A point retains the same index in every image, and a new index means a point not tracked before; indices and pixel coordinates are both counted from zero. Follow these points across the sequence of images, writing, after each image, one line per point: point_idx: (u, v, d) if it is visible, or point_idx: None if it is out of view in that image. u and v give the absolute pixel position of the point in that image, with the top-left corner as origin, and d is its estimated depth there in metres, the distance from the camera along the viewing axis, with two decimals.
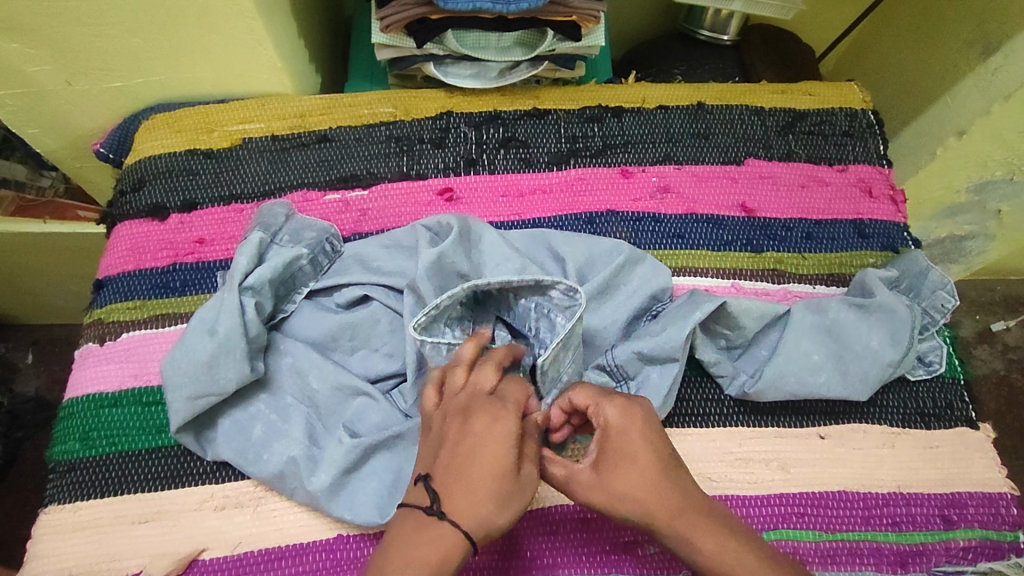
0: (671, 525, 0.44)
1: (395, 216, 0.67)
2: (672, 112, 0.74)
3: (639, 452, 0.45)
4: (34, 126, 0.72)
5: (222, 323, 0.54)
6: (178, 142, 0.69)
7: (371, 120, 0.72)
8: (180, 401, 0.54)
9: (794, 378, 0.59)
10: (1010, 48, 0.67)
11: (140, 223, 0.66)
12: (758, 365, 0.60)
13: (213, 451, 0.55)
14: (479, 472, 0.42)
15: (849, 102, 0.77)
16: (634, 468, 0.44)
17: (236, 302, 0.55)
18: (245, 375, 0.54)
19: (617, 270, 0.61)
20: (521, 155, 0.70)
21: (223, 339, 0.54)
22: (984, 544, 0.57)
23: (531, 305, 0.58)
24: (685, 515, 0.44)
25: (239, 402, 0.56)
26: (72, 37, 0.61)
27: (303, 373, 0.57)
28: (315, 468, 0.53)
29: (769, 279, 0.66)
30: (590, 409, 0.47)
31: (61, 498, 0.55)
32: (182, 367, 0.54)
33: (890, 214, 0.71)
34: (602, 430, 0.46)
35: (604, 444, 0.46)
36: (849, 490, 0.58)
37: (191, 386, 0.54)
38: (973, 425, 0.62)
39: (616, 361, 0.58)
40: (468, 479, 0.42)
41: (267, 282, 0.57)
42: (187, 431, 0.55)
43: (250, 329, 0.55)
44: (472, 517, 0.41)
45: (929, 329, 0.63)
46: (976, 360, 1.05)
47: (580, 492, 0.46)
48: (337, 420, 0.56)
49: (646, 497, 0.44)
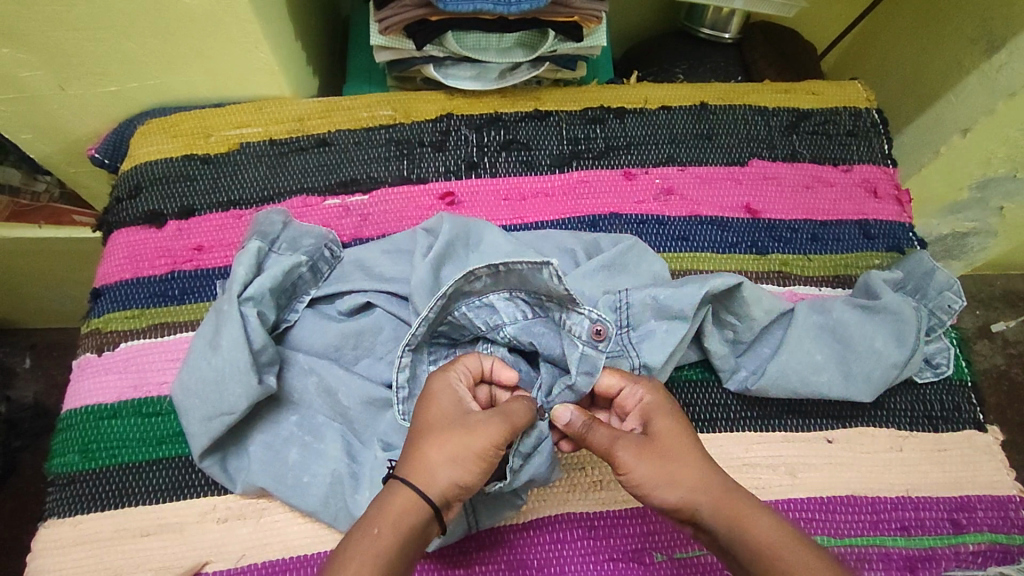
0: (716, 507, 0.45)
1: (397, 222, 0.66)
2: (675, 113, 0.73)
3: (680, 433, 0.48)
4: (28, 131, 0.71)
5: (225, 338, 0.54)
6: (175, 147, 0.68)
7: (370, 124, 0.71)
8: (197, 424, 0.53)
9: (796, 377, 0.58)
10: (1014, 45, 0.67)
11: (136, 230, 0.65)
12: (762, 362, 0.60)
13: (242, 483, 0.54)
14: (433, 424, 0.46)
15: (852, 101, 0.76)
16: (679, 447, 0.47)
17: (236, 314, 0.54)
18: (254, 390, 0.53)
19: (624, 253, 0.60)
20: (523, 157, 0.70)
21: (226, 351, 0.53)
22: (994, 548, 0.57)
23: (465, 308, 0.55)
24: (736, 499, 0.45)
25: (266, 426, 0.56)
26: (64, 42, 0.60)
27: (332, 392, 0.56)
28: (357, 486, 0.53)
29: (774, 282, 0.66)
30: (624, 389, 0.51)
31: (60, 511, 0.54)
32: (193, 389, 0.54)
33: (895, 215, 0.70)
34: (641, 407, 0.50)
35: (649, 420, 0.49)
36: (857, 494, 0.57)
37: (204, 408, 0.53)
38: (981, 428, 0.62)
39: (629, 301, 0.57)
40: (427, 438, 0.45)
41: (268, 291, 0.57)
42: (212, 456, 0.54)
43: (253, 340, 0.54)
44: (427, 479, 0.43)
45: (936, 331, 0.63)
46: (978, 355, 1.05)
47: (627, 458, 0.46)
48: (372, 435, 0.55)
49: (693, 476, 0.45)
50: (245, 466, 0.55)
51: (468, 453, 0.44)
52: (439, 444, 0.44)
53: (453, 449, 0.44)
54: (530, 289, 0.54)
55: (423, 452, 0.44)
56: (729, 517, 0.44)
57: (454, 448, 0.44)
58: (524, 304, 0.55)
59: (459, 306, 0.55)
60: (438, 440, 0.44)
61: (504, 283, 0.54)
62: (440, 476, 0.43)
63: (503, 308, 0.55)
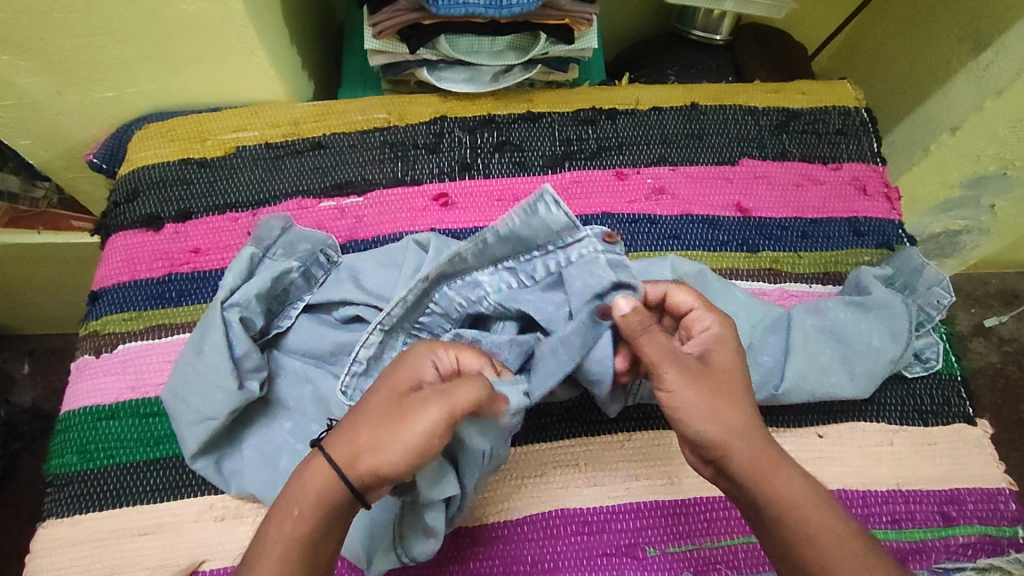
0: (747, 460, 0.44)
1: (391, 223, 0.67)
2: (666, 114, 0.74)
3: (734, 372, 0.47)
4: (26, 137, 0.72)
5: (208, 343, 0.54)
6: (172, 151, 0.69)
7: (365, 126, 0.72)
8: (185, 427, 0.54)
9: (813, 382, 0.58)
10: (1002, 44, 0.68)
11: (135, 233, 0.66)
12: (769, 371, 0.58)
13: (236, 485, 0.55)
14: (371, 403, 0.43)
15: (842, 100, 0.77)
16: (729, 387, 0.46)
17: (219, 320, 0.55)
18: (235, 394, 0.53)
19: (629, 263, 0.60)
20: (516, 159, 0.70)
21: (208, 357, 0.54)
22: (983, 540, 0.57)
23: (448, 288, 0.55)
24: (771, 453, 0.45)
25: (257, 431, 0.56)
26: (62, 48, 0.61)
27: (325, 400, 0.57)
28: None
29: (765, 279, 0.67)
30: (693, 311, 0.50)
31: (58, 512, 0.55)
32: (179, 394, 0.55)
33: (884, 212, 0.71)
34: (704, 336, 0.49)
35: (709, 351, 0.48)
36: (848, 488, 0.58)
37: (190, 412, 0.54)
38: (971, 422, 0.62)
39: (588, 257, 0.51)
40: (359, 417, 0.42)
41: (253, 298, 0.57)
42: (205, 458, 0.55)
43: (236, 347, 0.55)
44: (349, 458, 0.41)
45: (925, 326, 0.63)
46: (973, 353, 1.06)
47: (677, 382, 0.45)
48: None
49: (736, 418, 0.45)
50: (238, 469, 0.55)
51: (399, 446, 0.40)
52: (371, 424, 0.41)
53: (384, 435, 0.41)
54: (517, 245, 0.53)
55: (353, 434, 0.42)
56: (763, 470, 0.44)
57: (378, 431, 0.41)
58: (509, 274, 0.55)
59: (443, 286, 0.55)
60: (374, 422, 0.41)
61: (490, 253, 0.54)
62: (363, 460, 0.41)
63: (487, 280, 0.55)
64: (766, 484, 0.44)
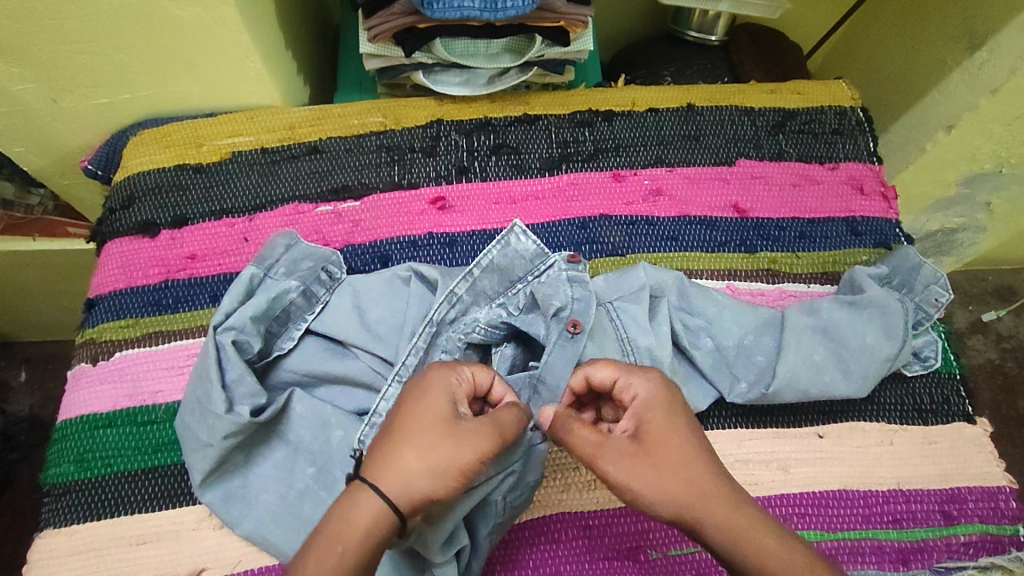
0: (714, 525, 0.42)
1: (387, 227, 0.67)
2: (662, 115, 0.74)
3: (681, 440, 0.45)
4: (21, 144, 0.71)
5: (201, 369, 0.55)
6: (167, 157, 0.69)
7: (361, 131, 0.71)
8: (188, 454, 0.54)
9: (806, 380, 0.58)
10: (996, 42, 0.68)
11: (131, 240, 0.65)
12: (758, 371, 0.59)
13: (233, 516, 0.54)
14: (409, 428, 0.42)
15: (838, 100, 0.77)
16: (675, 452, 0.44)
17: (211, 346, 0.55)
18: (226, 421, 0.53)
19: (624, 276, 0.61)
20: (513, 161, 0.70)
21: (201, 384, 0.54)
22: (984, 538, 0.58)
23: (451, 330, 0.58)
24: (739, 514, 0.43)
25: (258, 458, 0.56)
26: (55, 55, 0.60)
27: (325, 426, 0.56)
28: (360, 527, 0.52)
29: (763, 279, 0.67)
30: (619, 381, 0.49)
31: (55, 521, 0.55)
32: (181, 421, 0.55)
33: (881, 212, 0.71)
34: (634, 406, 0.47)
35: (643, 419, 0.46)
36: (849, 488, 0.58)
37: (189, 440, 0.54)
38: (971, 420, 0.62)
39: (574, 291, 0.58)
40: (402, 440, 0.42)
41: (249, 321, 0.57)
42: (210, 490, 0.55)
43: (229, 372, 0.55)
44: (399, 481, 0.40)
45: (923, 325, 0.63)
46: (971, 351, 1.06)
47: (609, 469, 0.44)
48: None
49: (692, 486, 0.43)
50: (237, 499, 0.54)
51: (452, 465, 0.41)
52: (415, 445, 0.41)
53: (433, 454, 0.41)
54: (502, 276, 0.61)
55: (399, 457, 0.41)
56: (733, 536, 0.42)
57: (433, 459, 0.41)
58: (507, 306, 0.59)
59: (446, 331, 0.58)
60: (418, 444, 0.41)
61: (483, 287, 0.60)
62: (413, 484, 0.40)
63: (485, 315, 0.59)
64: (743, 549, 0.42)
